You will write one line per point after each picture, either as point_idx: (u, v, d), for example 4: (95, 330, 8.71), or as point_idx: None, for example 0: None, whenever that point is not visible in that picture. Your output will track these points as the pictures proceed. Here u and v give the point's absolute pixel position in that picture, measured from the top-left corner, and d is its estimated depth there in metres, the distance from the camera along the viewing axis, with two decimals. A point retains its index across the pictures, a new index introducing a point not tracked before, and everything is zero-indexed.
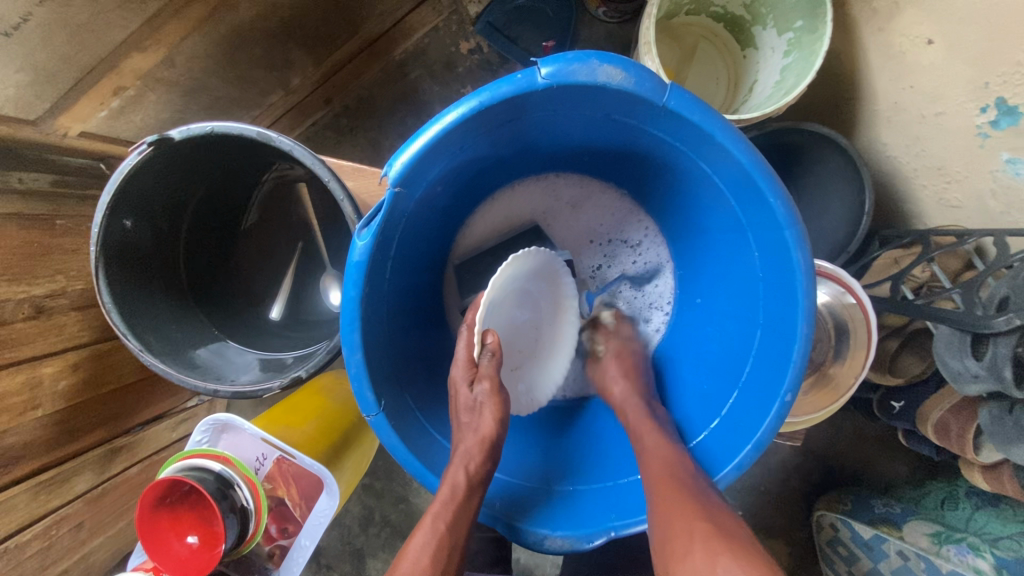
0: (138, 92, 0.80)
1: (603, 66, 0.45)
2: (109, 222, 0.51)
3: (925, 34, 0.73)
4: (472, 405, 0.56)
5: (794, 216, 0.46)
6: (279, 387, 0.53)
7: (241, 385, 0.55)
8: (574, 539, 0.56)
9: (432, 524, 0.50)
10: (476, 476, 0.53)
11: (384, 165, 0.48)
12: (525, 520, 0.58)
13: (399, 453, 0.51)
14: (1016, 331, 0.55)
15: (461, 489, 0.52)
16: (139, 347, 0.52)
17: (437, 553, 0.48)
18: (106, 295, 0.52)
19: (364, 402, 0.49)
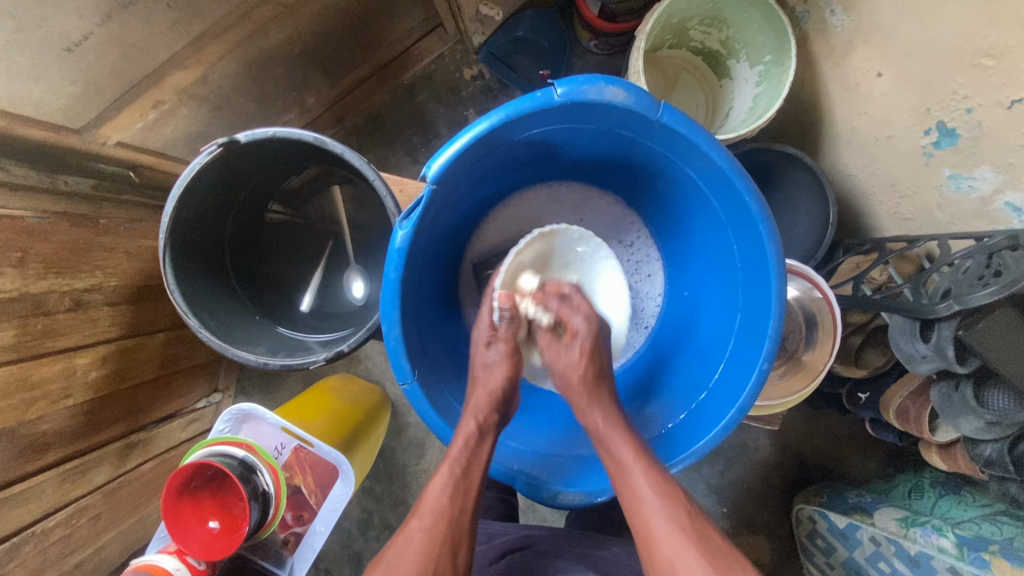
0: (173, 106, 0.86)
1: (609, 86, 0.54)
2: (177, 211, 0.57)
3: (875, 68, 0.84)
4: (489, 362, 0.63)
5: (766, 211, 0.55)
6: (323, 360, 0.59)
7: (286, 359, 0.60)
8: (584, 495, 0.64)
9: (449, 470, 0.56)
10: (485, 425, 0.60)
11: (423, 167, 0.56)
12: (541, 480, 0.66)
13: (432, 420, 0.58)
14: (957, 315, 0.64)
15: (474, 437, 0.59)
16: (197, 325, 0.58)
17: (454, 492, 0.55)
18: (169, 274, 0.58)
19: (400, 371, 0.55)
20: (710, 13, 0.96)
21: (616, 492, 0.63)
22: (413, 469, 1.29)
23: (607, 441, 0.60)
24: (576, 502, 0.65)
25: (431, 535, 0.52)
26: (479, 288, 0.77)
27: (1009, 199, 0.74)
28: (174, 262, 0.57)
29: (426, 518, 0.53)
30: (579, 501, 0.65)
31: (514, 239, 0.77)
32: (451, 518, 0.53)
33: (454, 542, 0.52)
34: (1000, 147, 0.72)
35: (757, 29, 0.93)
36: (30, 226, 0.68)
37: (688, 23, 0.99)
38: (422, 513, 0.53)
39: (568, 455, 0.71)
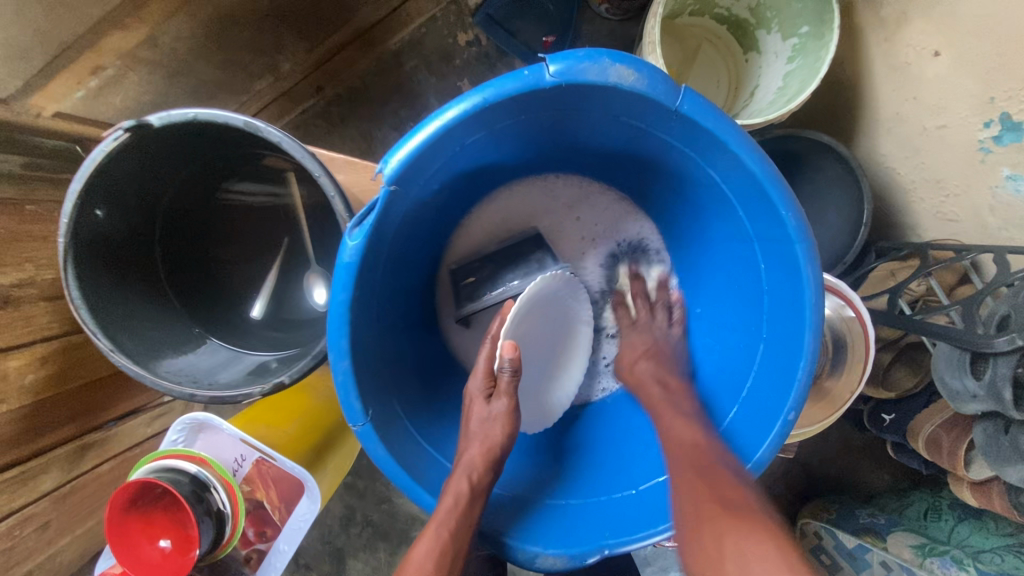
0: (119, 71, 0.76)
1: (614, 65, 0.43)
2: (74, 218, 0.49)
3: (932, 45, 0.72)
4: (487, 418, 0.55)
5: (804, 229, 0.45)
6: (253, 395, 0.50)
7: (215, 389, 0.52)
8: (566, 558, 0.54)
9: (436, 531, 0.48)
10: (479, 486, 0.52)
11: (380, 161, 0.45)
12: (514, 537, 0.55)
13: (389, 467, 0.48)
14: (1018, 351, 0.54)
15: (465, 496, 0.50)
16: (106, 348, 0.50)
17: (441, 559, 0.47)
18: (70, 291, 0.50)
19: (350, 411, 0.46)
20: None
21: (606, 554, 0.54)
22: None
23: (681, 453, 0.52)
24: (556, 567, 0.54)
25: None
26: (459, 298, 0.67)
27: None
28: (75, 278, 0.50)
29: None
30: (559, 566, 0.54)
31: (500, 240, 0.67)
32: None
33: None
34: None
35: None
36: None
37: None
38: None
39: (549, 504, 0.60)
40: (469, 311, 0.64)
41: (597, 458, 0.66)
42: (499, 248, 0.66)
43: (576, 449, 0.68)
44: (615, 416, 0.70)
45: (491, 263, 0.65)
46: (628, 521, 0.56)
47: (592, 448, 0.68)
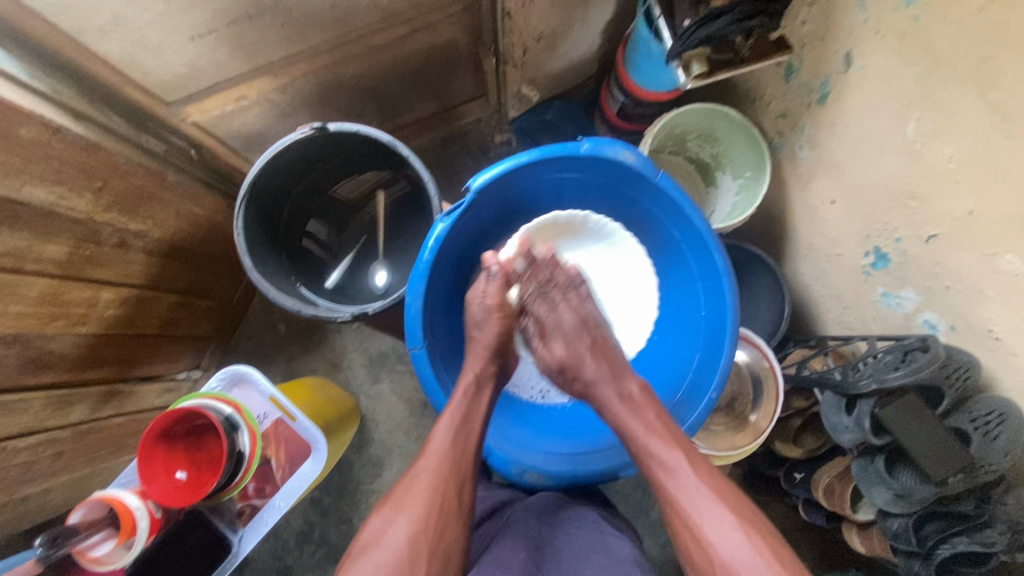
0: (251, 103, 0.97)
1: (624, 150, 0.70)
2: (261, 172, 0.69)
3: (829, 196, 1.03)
4: (480, 321, 0.76)
5: (729, 269, 0.72)
6: (350, 315, 0.71)
7: (319, 311, 0.71)
8: (547, 477, 0.77)
9: (450, 416, 0.68)
10: (483, 375, 0.74)
11: (470, 179, 0.70)
12: (512, 457, 0.77)
13: (430, 383, 0.72)
14: (874, 394, 0.77)
15: (471, 387, 0.72)
16: (251, 265, 0.69)
17: (455, 437, 0.67)
18: (240, 220, 0.69)
19: (413, 337, 0.68)
20: (706, 132, 1.17)
21: (576, 479, 0.77)
22: (366, 487, 1.29)
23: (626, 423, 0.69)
24: (540, 482, 0.77)
25: (437, 476, 0.63)
26: None
27: (926, 316, 0.88)
28: (246, 214, 0.70)
29: (431, 459, 0.65)
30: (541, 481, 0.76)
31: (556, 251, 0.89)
32: (452, 460, 0.65)
33: (459, 480, 0.64)
34: (920, 271, 0.88)
35: (741, 150, 1.14)
36: (117, 164, 0.78)
37: (687, 135, 1.20)
38: (428, 454, 0.65)
39: (535, 446, 0.81)
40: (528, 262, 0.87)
41: (560, 422, 0.88)
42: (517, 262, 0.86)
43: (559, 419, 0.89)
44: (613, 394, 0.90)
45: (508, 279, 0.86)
46: (599, 462, 0.78)
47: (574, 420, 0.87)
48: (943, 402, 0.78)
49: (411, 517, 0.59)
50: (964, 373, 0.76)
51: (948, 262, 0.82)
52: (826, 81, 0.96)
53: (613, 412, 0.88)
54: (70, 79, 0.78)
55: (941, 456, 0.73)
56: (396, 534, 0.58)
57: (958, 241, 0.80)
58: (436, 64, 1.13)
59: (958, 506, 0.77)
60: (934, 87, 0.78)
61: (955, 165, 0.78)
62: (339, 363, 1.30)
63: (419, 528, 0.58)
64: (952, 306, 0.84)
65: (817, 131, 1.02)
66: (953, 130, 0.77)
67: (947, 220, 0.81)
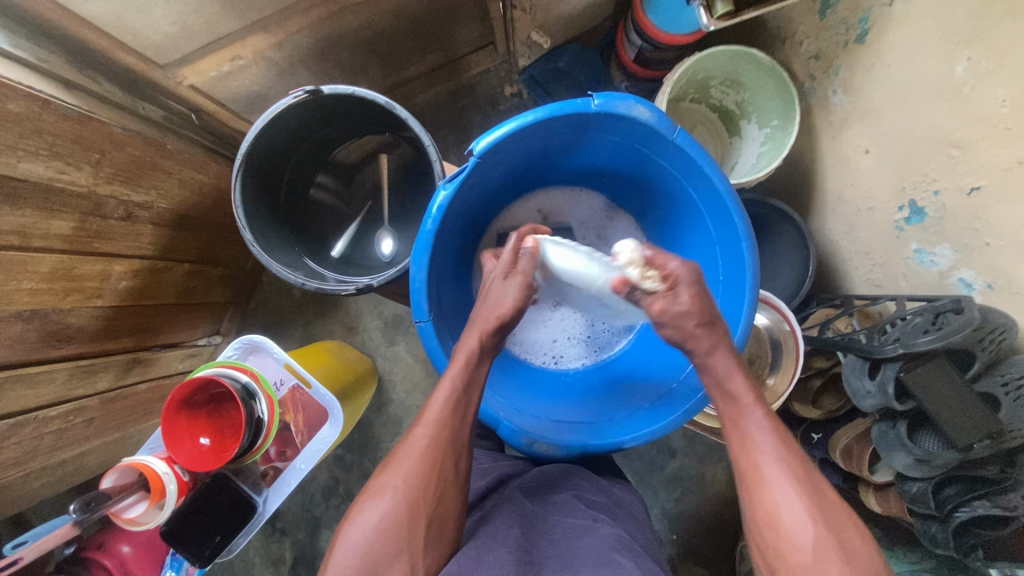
0: (247, 63, 0.93)
1: (638, 105, 0.65)
2: (256, 140, 0.66)
3: (863, 145, 0.95)
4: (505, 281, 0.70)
5: (750, 233, 0.67)
6: (355, 289, 0.70)
7: (322, 284, 0.70)
8: (555, 447, 0.75)
9: (451, 384, 0.65)
10: (485, 348, 0.68)
11: (472, 142, 0.66)
12: (521, 428, 0.75)
13: (435, 355, 0.69)
14: (900, 358, 0.74)
15: (473, 356, 0.66)
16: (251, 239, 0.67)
17: (455, 406, 0.64)
18: (238, 192, 0.67)
19: (418, 311, 0.67)
20: (730, 76, 1.09)
21: (586, 450, 0.75)
22: (386, 445, 1.33)
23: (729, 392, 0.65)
24: (550, 452, 0.75)
25: (433, 445, 0.61)
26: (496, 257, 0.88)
27: (962, 274, 0.83)
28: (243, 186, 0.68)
29: (428, 428, 0.63)
30: (552, 452, 0.75)
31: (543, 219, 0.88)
32: (449, 428, 0.63)
33: (455, 450, 0.63)
34: (958, 227, 0.82)
35: (769, 96, 1.06)
36: (113, 135, 0.76)
37: (710, 81, 1.12)
38: (426, 423, 0.63)
39: (545, 416, 0.80)
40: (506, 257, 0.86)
41: (573, 393, 0.88)
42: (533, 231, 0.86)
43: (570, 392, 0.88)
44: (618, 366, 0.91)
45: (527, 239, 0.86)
46: (608, 432, 0.77)
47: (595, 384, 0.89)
48: (973, 366, 0.75)
49: (408, 483, 0.59)
50: (999, 336, 0.72)
51: (990, 217, 0.76)
52: (866, 17, 0.87)
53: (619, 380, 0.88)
54: (59, 45, 0.75)
55: (966, 421, 0.70)
56: (388, 502, 0.58)
57: (1003, 195, 0.74)
58: (440, 13, 1.06)
59: (981, 470, 0.75)
60: (989, 22, 0.70)
61: (1008, 110, 0.71)
62: (354, 326, 1.31)
63: (414, 497, 0.59)
64: (992, 264, 0.78)
65: (853, 74, 0.93)
66: (1008, 71, 0.69)
67: (994, 172, 0.75)
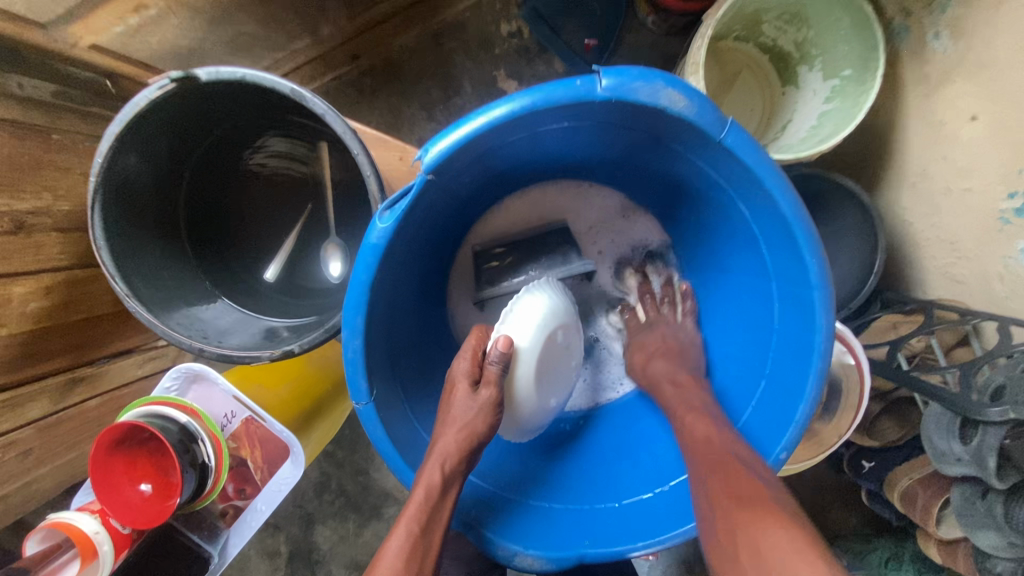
0: (159, 12, 0.73)
1: (667, 89, 0.45)
2: (109, 157, 0.52)
3: (970, 109, 0.72)
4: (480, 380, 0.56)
5: (825, 280, 0.48)
6: (269, 357, 0.55)
7: (228, 347, 0.57)
8: (544, 561, 0.60)
9: (407, 529, 0.50)
10: (452, 475, 0.54)
11: (420, 150, 0.47)
12: (498, 533, 0.61)
13: (386, 446, 0.55)
14: (1005, 424, 0.55)
15: (435, 490, 0.52)
16: (125, 291, 0.54)
17: (410, 557, 0.48)
18: (96, 229, 0.53)
19: (356, 389, 0.51)
20: (791, 9, 0.83)
21: (581, 561, 0.59)
22: None
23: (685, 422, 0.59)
24: (535, 566, 0.60)
25: None
26: (481, 281, 0.74)
27: None
28: (107, 206, 0.54)
29: None
30: (538, 566, 0.60)
31: (532, 226, 0.74)
32: None
33: None
34: None
35: (841, 37, 0.81)
36: None
37: (764, 15, 0.86)
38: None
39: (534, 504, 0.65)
40: (485, 295, 0.72)
41: (574, 461, 0.72)
42: (525, 242, 0.73)
43: (569, 461, 0.73)
44: (625, 423, 0.76)
45: (519, 254, 0.73)
46: (609, 534, 0.62)
47: (592, 442, 0.75)
48: None
49: None
50: None
51: None
52: None
53: (624, 449, 0.73)
54: None
55: None
56: None
57: None
58: None
59: None
60: None
61: None
62: None
63: None
64: None
65: (971, 10, 0.69)
66: None
67: None
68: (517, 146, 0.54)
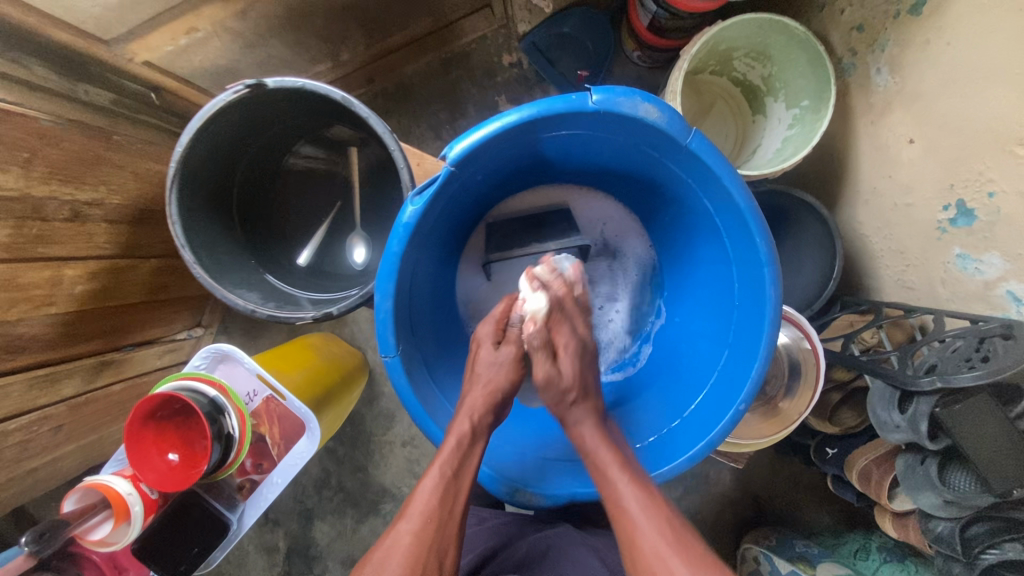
0: (207, 35, 0.83)
1: (644, 103, 0.55)
2: (190, 145, 0.61)
3: (907, 134, 0.83)
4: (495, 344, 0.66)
5: (773, 257, 0.58)
6: (311, 317, 0.64)
7: (274, 310, 0.64)
8: (540, 498, 0.67)
9: (439, 471, 0.58)
10: (480, 427, 0.62)
11: (445, 147, 0.57)
12: (500, 473, 0.68)
13: (409, 398, 0.63)
14: (936, 392, 0.66)
15: (466, 439, 0.60)
16: (192, 259, 0.62)
17: (443, 492, 0.56)
18: (173, 204, 0.61)
19: (386, 344, 0.60)
20: (757, 48, 0.95)
21: (576, 498, 0.67)
22: (379, 439, 1.29)
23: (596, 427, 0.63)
24: (533, 503, 0.67)
25: (419, 537, 0.53)
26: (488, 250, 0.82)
27: (1012, 288, 0.73)
28: (181, 194, 0.62)
29: (414, 519, 0.54)
30: (536, 503, 0.67)
31: (538, 212, 0.82)
32: (439, 523, 0.54)
33: (443, 547, 0.54)
34: (1013, 236, 0.71)
35: (800, 72, 0.93)
36: (42, 129, 0.68)
37: (734, 52, 0.98)
38: (411, 514, 0.55)
39: (533, 455, 0.73)
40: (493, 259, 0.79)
41: None
42: (532, 220, 0.81)
43: (562, 425, 0.81)
44: None
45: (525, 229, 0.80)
46: None
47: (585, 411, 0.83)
48: (1020, 402, 0.65)
49: None
50: None
51: None
52: None
53: None
54: None
55: (1008, 464, 0.62)
56: None
57: None
58: None
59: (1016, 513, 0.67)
60: None
61: None
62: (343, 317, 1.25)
63: None
64: None
65: (902, 51, 0.81)
66: None
67: None
68: (519, 150, 0.64)
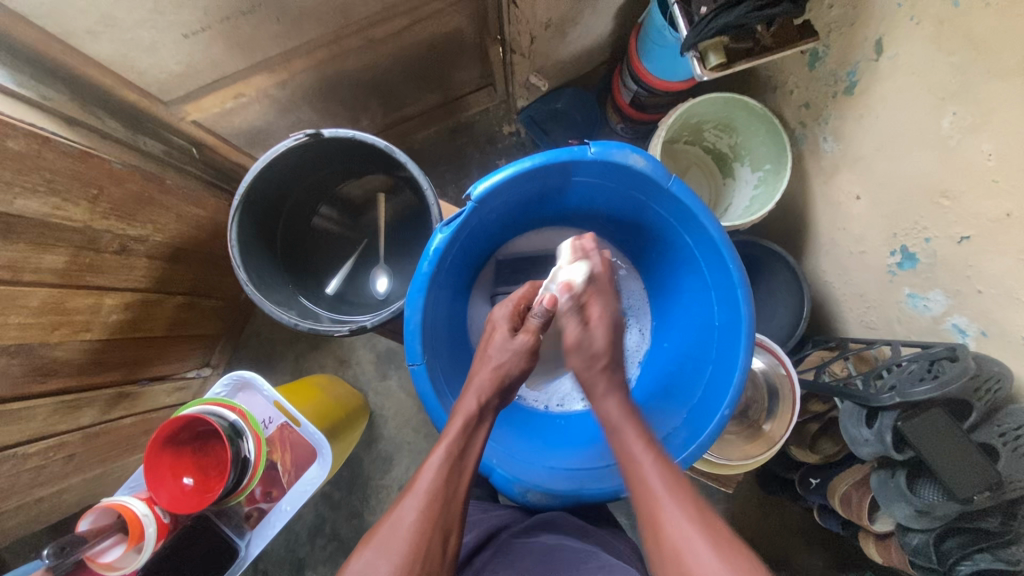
0: (250, 100, 0.93)
1: (634, 154, 0.67)
2: (252, 181, 0.71)
3: (854, 191, 0.97)
4: (501, 347, 0.73)
5: (745, 280, 0.68)
6: (346, 331, 0.71)
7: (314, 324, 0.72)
8: (548, 495, 0.75)
9: (446, 449, 0.63)
10: (485, 408, 0.68)
11: (470, 186, 0.68)
12: (514, 475, 0.75)
13: (430, 400, 0.70)
14: (897, 407, 0.74)
15: (473, 419, 0.66)
16: (246, 278, 0.71)
17: (448, 475, 0.60)
18: (234, 230, 0.70)
19: (412, 352, 0.68)
20: (724, 122, 1.11)
21: (579, 496, 0.75)
22: (376, 483, 1.30)
23: (620, 433, 0.65)
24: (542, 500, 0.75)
25: (423, 516, 0.56)
26: (496, 282, 0.93)
27: (956, 320, 0.83)
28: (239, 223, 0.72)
29: (420, 497, 0.58)
30: (544, 500, 0.76)
31: (540, 251, 0.93)
32: (442, 501, 0.58)
33: (445, 529, 0.57)
34: (950, 274, 0.82)
35: (760, 140, 1.08)
36: (112, 171, 0.77)
37: (704, 125, 1.14)
38: (415, 493, 0.58)
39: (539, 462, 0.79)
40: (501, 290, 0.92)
41: (566, 434, 0.90)
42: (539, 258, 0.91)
43: (562, 437, 0.89)
44: None
45: (531, 268, 0.92)
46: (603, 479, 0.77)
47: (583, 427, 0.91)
48: (971, 416, 0.74)
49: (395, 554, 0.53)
50: (994, 384, 0.72)
51: (982, 266, 0.77)
52: (854, 70, 0.92)
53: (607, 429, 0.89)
54: (63, 84, 0.76)
55: (969, 475, 0.69)
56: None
57: (993, 244, 0.75)
58: (442, 55, 1.08)
59: (982, 522, 0.73)
60: (972, 79, 0.73)
61: (993, 163, 0.72)
62: (348, 360, 1.30)
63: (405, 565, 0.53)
64: (983, 311, 0.79)
65: (843, 122, 0.97)
66: (992, 126, 0.71)
67: (983, 222, 0.76)
68: (528, 192, 0.75)
